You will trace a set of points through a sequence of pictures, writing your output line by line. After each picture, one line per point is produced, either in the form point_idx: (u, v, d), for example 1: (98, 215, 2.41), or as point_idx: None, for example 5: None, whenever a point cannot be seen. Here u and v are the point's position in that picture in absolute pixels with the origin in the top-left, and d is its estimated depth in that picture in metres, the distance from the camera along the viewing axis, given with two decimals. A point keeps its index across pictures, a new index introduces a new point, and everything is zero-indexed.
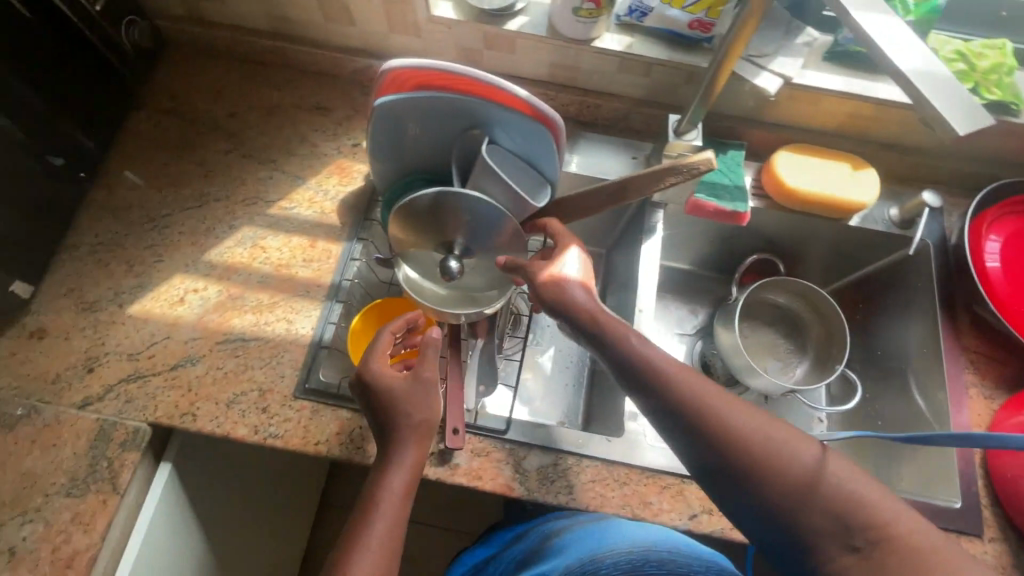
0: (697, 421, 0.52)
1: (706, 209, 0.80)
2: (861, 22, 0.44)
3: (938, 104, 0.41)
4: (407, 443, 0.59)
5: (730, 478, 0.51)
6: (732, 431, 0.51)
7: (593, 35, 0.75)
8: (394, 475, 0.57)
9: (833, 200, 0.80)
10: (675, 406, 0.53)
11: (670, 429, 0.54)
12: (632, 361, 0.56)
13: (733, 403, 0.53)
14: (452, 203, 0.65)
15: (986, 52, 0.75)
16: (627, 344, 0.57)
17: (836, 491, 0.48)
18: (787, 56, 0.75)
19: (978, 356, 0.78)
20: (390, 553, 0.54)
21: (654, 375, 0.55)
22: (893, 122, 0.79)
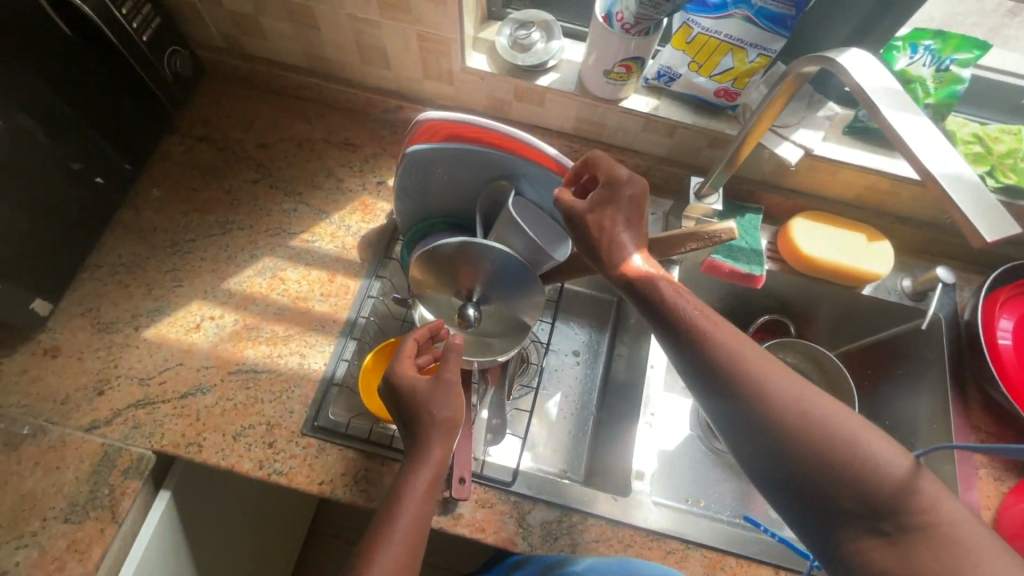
0: (746, 392, 0.49)
1: (722, 269, 0.81)
2: (892, 122, 0.47)
3: (965, 207, 0.42)
4: (433, 440, 0.57)
5: (760, 443, 0.49)
6: (781, 404, 0.48)
7: (621, 96, 0.77)
8: (420, 474, 0.56)
9: (847, 268, 0.81)
10: (723, 373, 0.50)
11: (716, 398, 0.51)
12: (670, 319, 0.52)
13: (784, 374, 0.50)
14: (471, 253, 0.66)
15: (1004, 136, 0.76)
16: (664, 299, 0.53)
17: (884, 473, 0.46)
18: (809, 128, 0.77)
19: (988, 435, 0.78)
20: (410, 555, 0.52)
21: (694, 334, 0.51)
22: (909, 198, 0.81)
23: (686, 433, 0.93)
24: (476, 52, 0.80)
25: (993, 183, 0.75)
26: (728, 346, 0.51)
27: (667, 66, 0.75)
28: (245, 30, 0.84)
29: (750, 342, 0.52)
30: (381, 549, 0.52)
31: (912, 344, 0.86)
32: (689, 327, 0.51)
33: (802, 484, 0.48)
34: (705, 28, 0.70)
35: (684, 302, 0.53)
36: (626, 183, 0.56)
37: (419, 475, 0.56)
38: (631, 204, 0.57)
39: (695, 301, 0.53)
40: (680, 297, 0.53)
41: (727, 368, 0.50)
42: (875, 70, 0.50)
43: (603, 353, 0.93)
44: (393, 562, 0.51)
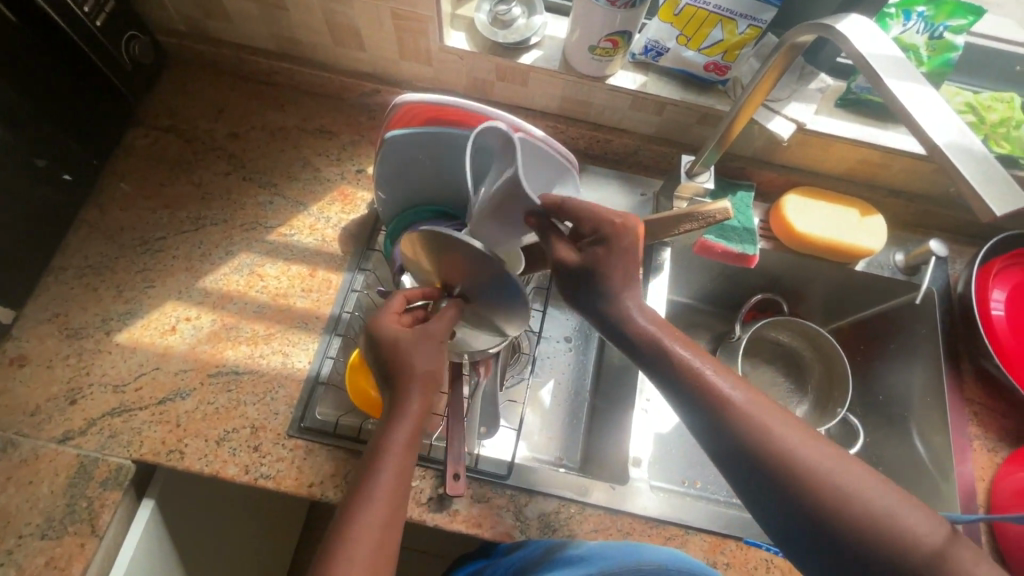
0: (777, 465, 0.45)
1: (714, 249, 0.80)
2: (893, 91, 0.45)
3: (974, 180, 0.40)
4: (411, 398, 0.53)
5: (792, 518, 0.45)
6: (814, 478, 0.45)
7: (607, 73, 0.74)
8: (395, 437, 0.52)
9: (840, 244, 0.79)
10: (750, 446, 0.46)
11: (732, 466, 0.47)
12: (689, 385, 0.49)
13: (809, 439, 0.46)
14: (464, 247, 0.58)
15: (996, 105, 0.75)
16: (682, 364, 0.49)
17: (929, 552, 0.42)
18: (801, 102, 0.75)
19: (981, 407, 0.77)
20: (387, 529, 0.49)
21: (715, 403, 0.48)
22: (902, 171, 0.79)
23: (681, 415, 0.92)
24: (454, 29, 0.76)
25: None
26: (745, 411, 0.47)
27: (654, 40, 0.73)
28: (208, 12, 0.79)
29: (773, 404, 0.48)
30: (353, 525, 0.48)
31: (906, 319, 0.85)
32: (709, 394, 0.48)
33: (840, 562, 0.44)
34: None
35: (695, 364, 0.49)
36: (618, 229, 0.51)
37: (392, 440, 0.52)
38: (627, 253, 0.51)
39: (709, 361, 0.50)
40: (693, 358, 0.50)
41: (745, 435, 0.47)
42: (873, 36, 0.48)
43: (595, 337, 0.92)
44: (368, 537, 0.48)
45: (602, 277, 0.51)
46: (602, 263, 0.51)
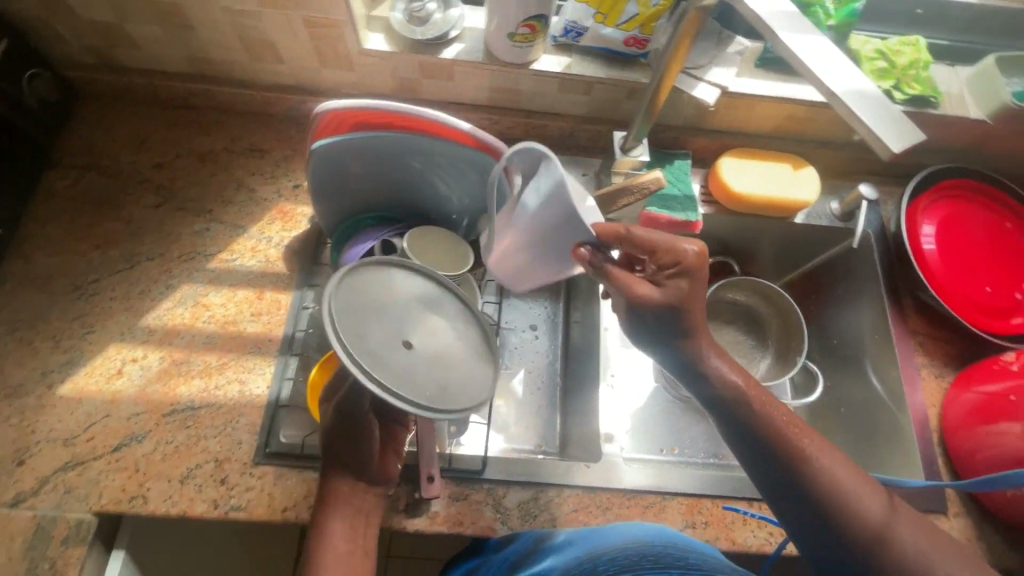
0: (834, 511, 0.52)
1: (659, 221, 0.80)
2: (789, 46, 0.46)
3: (870, 120, 0.42)
4: (338, 489, 0.59)
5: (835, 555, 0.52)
6: (865, 527, 0.52)
7: (530, 59, 0.74)
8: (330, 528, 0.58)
9: (777, 199, 0.82)
10: (813, 492, 0.53)
11: (784, 503, 0.54)
12: (767, 436, 0.55)
13: (861, 487, 0.53)
14: (372, 321, 0.54)
15: (904, 49, 0.78)
16: (767, 420, 0.55)
17: None
18: (722, 66, 0.77)
19: (925, 337, 0.81)
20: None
21: (790, 454, 0.54)
22: (826, 122, 0.82)
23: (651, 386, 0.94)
24: (371, 31, 0.74)
25: (901, 95, 0.77)
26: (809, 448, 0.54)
27: (572, 21, 0.73)
28: (114, 41, 0.76)
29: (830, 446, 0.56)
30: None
31: (849, 263, 0.88)
32: (785, 445, 0.54)
33: None
34: None
35: (767, 407, 0.56)
36: (694, 260, 0.56)
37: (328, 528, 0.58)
38: (702, 285, 0.57)
39: (779, 407, 0.57)
40: (775, 414, 0.56)
41: (807, 469, 0.53)
42: None
43: (561, 322, 0.92)
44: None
45: (686, 314, 0.56)
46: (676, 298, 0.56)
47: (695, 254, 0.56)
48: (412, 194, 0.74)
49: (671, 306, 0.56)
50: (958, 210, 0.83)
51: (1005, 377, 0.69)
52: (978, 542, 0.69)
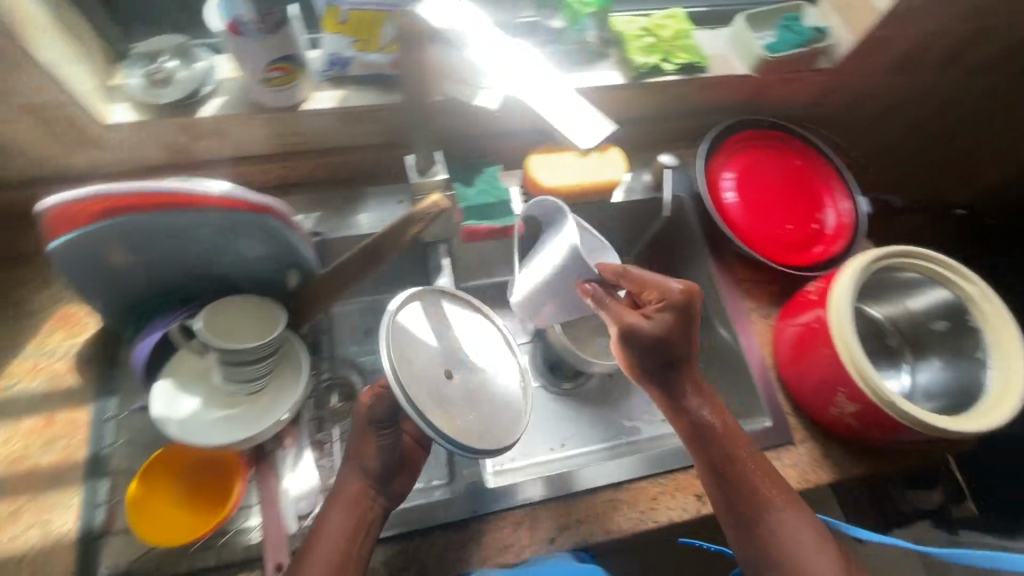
0: (766, 528, 0.58)
1: (479, 232, 0.80)
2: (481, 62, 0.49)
3: (553, 118, 0.46)
4: (340, 525, 0.55)
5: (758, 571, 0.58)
6: (788, 549, 0.57)
7: (299, 100, 0.70)
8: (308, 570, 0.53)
9: (588, 185, 0.83)
10: (750, 511, 0.59)
11: (728, 513, 0.60)
12: (726, 461, 0.61)
13: (798, 519, 0.59)
14: (417, 348, 0.58)
15: (666, 22, 0.82)
16: (737, 451, 0.62)
17: None
18: None
19: (750, 283, 0.86)
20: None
21: (745, 479, 0.61)
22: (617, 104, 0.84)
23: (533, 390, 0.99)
24: (113, 103, 0.67)
25: (672, 66, 0.80)
26: (769, 501, 0.60)
27: (333, 53, 0.70)
28: None
29: (794, 499, 0.61)
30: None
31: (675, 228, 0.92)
32: (738, 470, 0.61)
33: None
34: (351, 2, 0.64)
35: (740, 450, 0.62)
36: (679, 297, 0.63)
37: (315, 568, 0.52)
38: (691, 318, 0.63)
39: (751, 446, 0.63)
40: (743, 448, 0.62)
41: (761, 517, 0.59)
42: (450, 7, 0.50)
43: None
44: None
45: (669, 343, 0.62)
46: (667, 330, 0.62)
47: (682, 291, 0.63)
48: (200, 270, 0.67)
49: (658, 338, 0.62)
50: (753, 160, 0.88)
51: (810, 306, 0.74)
52: (823, 461, 0.75)
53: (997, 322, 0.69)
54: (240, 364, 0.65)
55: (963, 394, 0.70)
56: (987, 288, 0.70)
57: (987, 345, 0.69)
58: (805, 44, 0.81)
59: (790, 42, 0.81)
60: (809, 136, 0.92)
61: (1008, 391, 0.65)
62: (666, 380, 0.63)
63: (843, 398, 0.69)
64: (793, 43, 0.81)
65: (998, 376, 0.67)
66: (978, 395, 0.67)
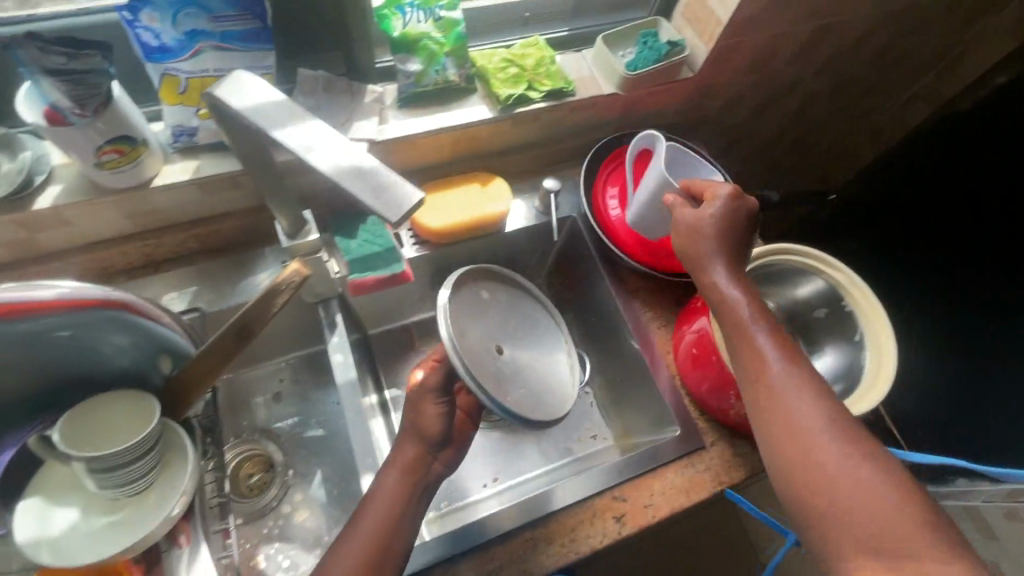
0: (783, 388, 0.57)
1: (367, 284, 0.78)
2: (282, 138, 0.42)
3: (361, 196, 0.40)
4: (401, 481, 0.61)
5: (777, 429, 0.56)
6: (806, 408, 0.55)
7: (147, 176, 0.67)
8: (365, 515, 0.58)
9: (475, 220, 0.82)
10: (769, 371, 0.58)
11: (749, 378, 0.59)
12: (748, 329, 0.61)
13: (817, 386, 0.57)
14: (472, 326, 0.63)
15: (527, 51, 0.83)
16: (760, 322, 0.61)
17: (866, 492, 0.51)
18: (362, 119, 0.75)
19: (649, 292, 0.87)
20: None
21: (765, 345, 0.60)
22: (493, 138, 0.84)
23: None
24: None
25: (538, 94, 0.81)
26: (788, 371, 0.58)
27: (177, 124, 0.68)
28: None
29: (817, 379, 0.58)
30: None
31: (573, 248, 0.93)
32: (757, 337, 0.60)
33: (799, 462, 0.54)
34: (190, 71, 0.65)
35: (763, 320, 0.62)
36: (729, 195, 0.68)
37: (376, 508, 0.59)
38: (739, 219, 0.67)
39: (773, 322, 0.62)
40: (766, 323, 0.61)
41: (771, 385, 0.58)
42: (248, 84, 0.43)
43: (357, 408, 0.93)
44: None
45: (711, 240, 0.66)
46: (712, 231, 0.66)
47: (731, 190, 0.68)
48: (36, 380, 0.60)
49: (705, 238, 0.66)
50: None
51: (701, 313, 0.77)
52: (735, 461, 0.76)
53: (867, 308, 0.72)
54: (113, 469, 0.60)
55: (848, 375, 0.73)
56: (853, 275, 0.74)
57: (861, 329, 0.72)
58: (662, 59, 0.84)
59: (648, 58, 0.83)
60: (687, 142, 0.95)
61: (882, 373, 0.68)
62: (701, 253, 0.66)
63: (738, 400, 0.72)
64: (651, 60, 0.83)
65: (873, 358, 0.70)
66: (856, 378, 0.70)
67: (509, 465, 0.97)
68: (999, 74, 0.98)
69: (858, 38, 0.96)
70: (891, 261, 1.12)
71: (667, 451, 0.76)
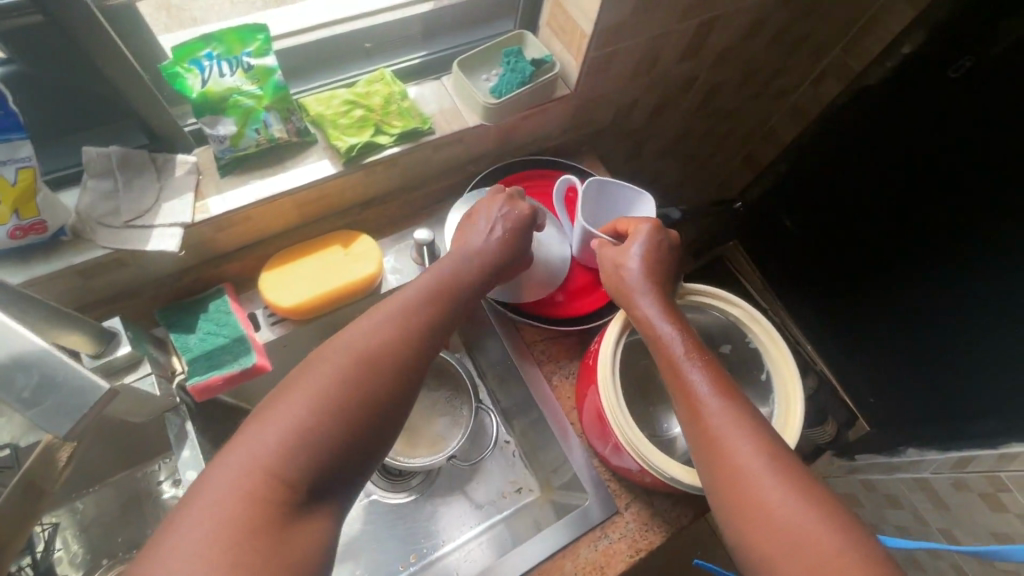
0: (719, 427, 0.51)
1: (213, 385, 0.66)
2: None
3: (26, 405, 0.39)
4: (416, 305, 0.55)
5: (717, 472, 0.50)
6: (745, 448, 0.49)
7: None
8: (369, 320, 0.52)
9: (336, 290, 0.72)
10: (704, 405, 0.52)
11: (686, 414, 0.53)
12: (679, 360, 0.55)
13: (757, 423, 0.51)
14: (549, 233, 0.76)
15: (373, 88, 0.72)
16: (692, 353, 0.56)
17: (816, 542, 0.44)
18: (173, 199, 0.63)
19: (546, 342, 0.78)
20: (322, 423, 0.44)
21: (698, 378, 0.54)
22: (348, 191, 0.73)
23: (371, 504, 0.91)
24: None
25: (388, 138, 0.70)
26: (721, 404, 0.52)
27: None
28: None
29: (757, 418, 0.52)
30: (294, 397, 0.45)
31: None
32: (689, 368, 0.54)
33: (742, 510, 0.47)
34: None
35: (696, 350, 0.56)
36: (650, 231, 0.66)
37: (382, 315, 0.53)
38: (662, 252, 0.65)
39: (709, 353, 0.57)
40: (700, 354, 0.56)
41: (710, 423, 0.51)
42: None
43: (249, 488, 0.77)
44: (313, 414, 0.44)
45: (639, 273, 0.62)
46: (637, 266, 0.63)
47: (651, 225, 0.66)
48: None
49: (634, 271, 0.63)
50: None
51: (592, 373, 0.68)
52: (652, 523, 0.69)
53: (772, 347, 0.65)
54: None
55: None
56: (750, 308, 0.67)
57: (768, 369, 0.65)
58: (528, 81, 0.73)
59: (512, 82, 0.73)
60: (571, 165, 0.85)
61: (788, 423, 0.60)
62: (631, 288, 0.62)
63: (641, 470, 0.64)
64: (516, 82, 0.73)
65: (780, 404, 0.62)
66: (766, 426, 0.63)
67: (430, 537, 0.88)
68: (902, 44, 0.88)
69: (751, 27, 0.86)
70: (821, 241, 1.06)
71: (577, 524, 0.68)
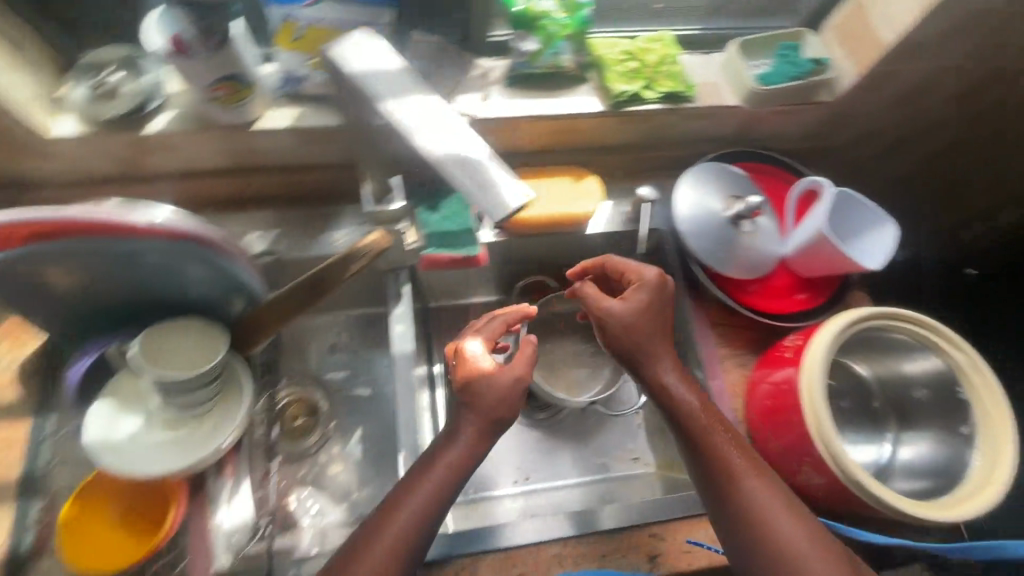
0: (749, 505, 0.56)
1: (440, 261, 0.76)
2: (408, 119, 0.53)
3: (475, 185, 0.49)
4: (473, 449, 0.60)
5: (743, 542, 0.55)
6: (771, 523, 0.55)
7: (251, 117, 0.67)
8: (432, 473, 0.58)
9: (560, 216, 0.78)
10: (733, 486, 0.57)
11: (711, 489, 0.58)
12: (707, 444, 0.59)
13: (779, 496, 0.57)
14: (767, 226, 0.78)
15: (652, 46, 0.77)
16: (719, 432, 0.60)
17: None
18: (466, 94, 0.72)
19: (727, 327, 0.80)
20: (449, 488, 0.59)
21: (724, 458, 0.58)
22: (597, 131, 0.79)
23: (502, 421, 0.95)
24: (57, 114, 0.65)
25: (654, 94, 0.74)
26: (749, 478, 0.57)
27: (287, 70, 0.67)
28: None
29: (778, 484, 0.58)
30: (404, 513, 0.56)
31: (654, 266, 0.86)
32: (719, 451, 0.58)
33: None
34: (310, 18, 0.64)
35: (717, 426, 0.60)
36: (655, 281, 0.65)
37: (448, 464, 0.59)
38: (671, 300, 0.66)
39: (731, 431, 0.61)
40: (726, 434, 0.60)
41: (738, 496, 0.56)
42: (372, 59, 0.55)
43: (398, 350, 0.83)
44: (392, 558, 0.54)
45: (640, 335, 0.62)
46: (637, 321, 0.63)
47: (657, 275, 0.65)
48: (138, 293, 0.65)
49: (634, 318, 0.63)
50: None
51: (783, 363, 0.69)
52: None
53: (990, 403, 0.63)
54: (184, 393, 0.64)
55: (941, 472, 0.65)
56: (977, 358, 0.64)
57: (975, 423, 0.63)
58: (801, 76, 0.75)
59: (786, 75, 0.75)
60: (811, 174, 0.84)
61: (994, 477, 0.60)
62: (651, 346, 0.63)
63: (810, 470, 0.63)
64: (788, 75, 0.75)
65: (984, 462, 0.61)
66: (960, 478, 0.62)
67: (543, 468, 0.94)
68: None
69: None
70: None
71: None
